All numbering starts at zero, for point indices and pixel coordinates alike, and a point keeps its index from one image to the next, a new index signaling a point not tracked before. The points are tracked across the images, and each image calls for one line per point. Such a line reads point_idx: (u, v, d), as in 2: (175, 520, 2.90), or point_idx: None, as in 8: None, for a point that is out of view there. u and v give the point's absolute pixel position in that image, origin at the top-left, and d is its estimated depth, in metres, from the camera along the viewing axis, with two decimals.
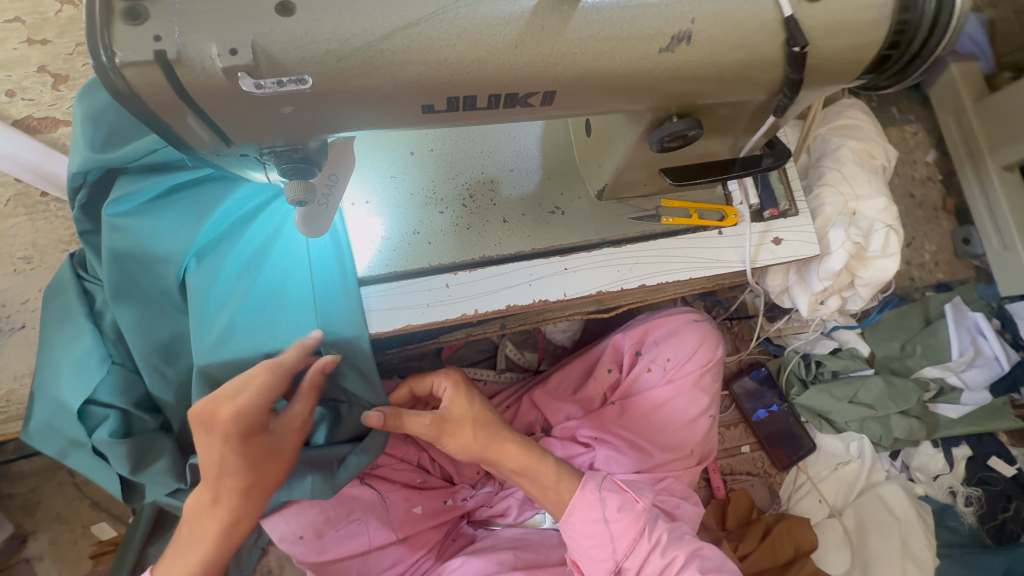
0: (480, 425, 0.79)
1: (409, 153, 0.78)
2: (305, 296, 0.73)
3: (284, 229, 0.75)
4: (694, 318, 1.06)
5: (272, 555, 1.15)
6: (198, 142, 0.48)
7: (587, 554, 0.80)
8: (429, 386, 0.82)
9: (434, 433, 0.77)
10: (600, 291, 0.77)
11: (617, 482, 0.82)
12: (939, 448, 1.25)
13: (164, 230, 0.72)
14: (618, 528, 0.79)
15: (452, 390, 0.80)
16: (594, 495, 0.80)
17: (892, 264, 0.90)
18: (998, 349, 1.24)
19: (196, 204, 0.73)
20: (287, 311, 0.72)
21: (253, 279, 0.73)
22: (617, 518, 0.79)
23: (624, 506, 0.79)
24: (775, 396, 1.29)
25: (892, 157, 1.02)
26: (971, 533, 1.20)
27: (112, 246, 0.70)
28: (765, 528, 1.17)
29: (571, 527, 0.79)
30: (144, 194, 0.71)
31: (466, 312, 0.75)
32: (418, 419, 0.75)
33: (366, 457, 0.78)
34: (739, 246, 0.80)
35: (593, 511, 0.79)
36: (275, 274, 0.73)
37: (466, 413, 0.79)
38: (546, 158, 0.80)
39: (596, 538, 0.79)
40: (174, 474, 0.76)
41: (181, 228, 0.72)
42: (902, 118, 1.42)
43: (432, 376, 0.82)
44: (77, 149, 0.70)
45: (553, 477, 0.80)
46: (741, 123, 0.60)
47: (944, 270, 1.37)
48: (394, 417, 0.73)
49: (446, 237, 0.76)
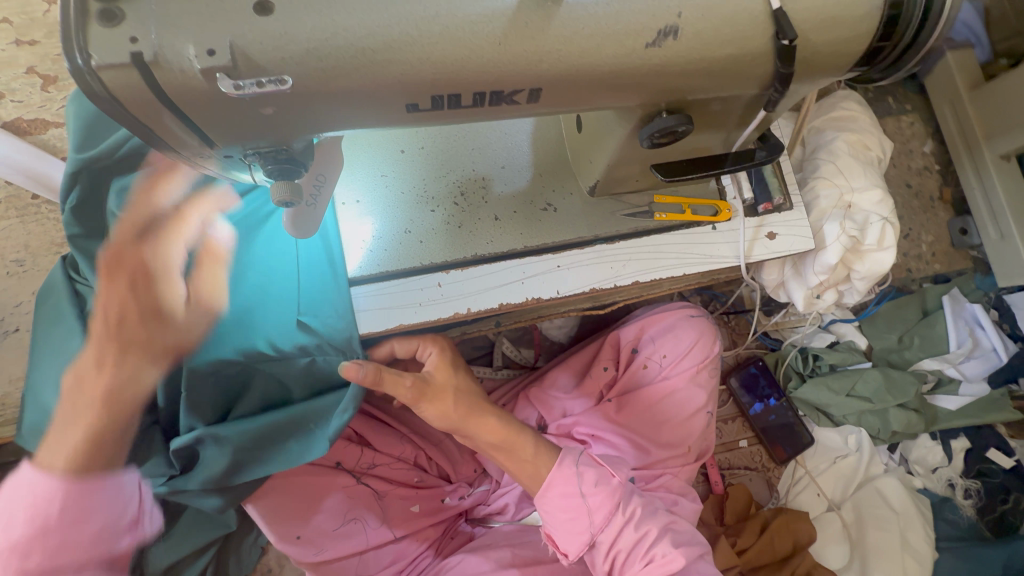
0: (462, 395, 0.76)
1: (400, 151, 0.77)
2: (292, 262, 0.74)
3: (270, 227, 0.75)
4: (691, 314, 1.05)
5: (272, 553, 1.16)
6: (180, 144, 0.47)
7: (562, 528, 0.78)
8: (413, 349, 0.78)
9: (412, 398, 0.72)
10: (593, 288, 0.77)
11: (594, 457, 0.81)
12: (937, 441, 1.25)
13: None
14: (595, 502, 0.77)
15: (438, 356, 0.77)
16: (571, 469, 0.78)
17: (888, 257, 0.89)
18: (996, 340, 1.24)
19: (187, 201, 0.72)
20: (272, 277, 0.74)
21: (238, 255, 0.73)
22: (593, 492, 0.78)
23: (600, 480, 0.78)
24: (773, 390, 1.28)
25: (887, 148, 1.01)
26: (971, 526, 1.20)
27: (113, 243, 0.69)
28: (763, 521, 1.17)
29: (547, 501, 0.77)
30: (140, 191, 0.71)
31: (458, 311, 0.74)
32: (399, 378, 0.70)
33: (345, 416, 0.73)
34: (732, 241, 0.79)
35: (570, 485, 0.77)
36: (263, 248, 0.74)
37: (448, 380, 0.76)
38: (537, 154, 0.79)
39: (572, 512, 0.77)
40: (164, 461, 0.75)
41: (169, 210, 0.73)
42: (899, 109, 1.41)
43: (419, 340, 0.78)
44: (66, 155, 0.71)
45: (530, 453, 0.79)
46: (732, 118, 0.59)
47: (941, 262, 1.36)
48: (375, 372, 0.67)
49: (437, 236, 0.75)
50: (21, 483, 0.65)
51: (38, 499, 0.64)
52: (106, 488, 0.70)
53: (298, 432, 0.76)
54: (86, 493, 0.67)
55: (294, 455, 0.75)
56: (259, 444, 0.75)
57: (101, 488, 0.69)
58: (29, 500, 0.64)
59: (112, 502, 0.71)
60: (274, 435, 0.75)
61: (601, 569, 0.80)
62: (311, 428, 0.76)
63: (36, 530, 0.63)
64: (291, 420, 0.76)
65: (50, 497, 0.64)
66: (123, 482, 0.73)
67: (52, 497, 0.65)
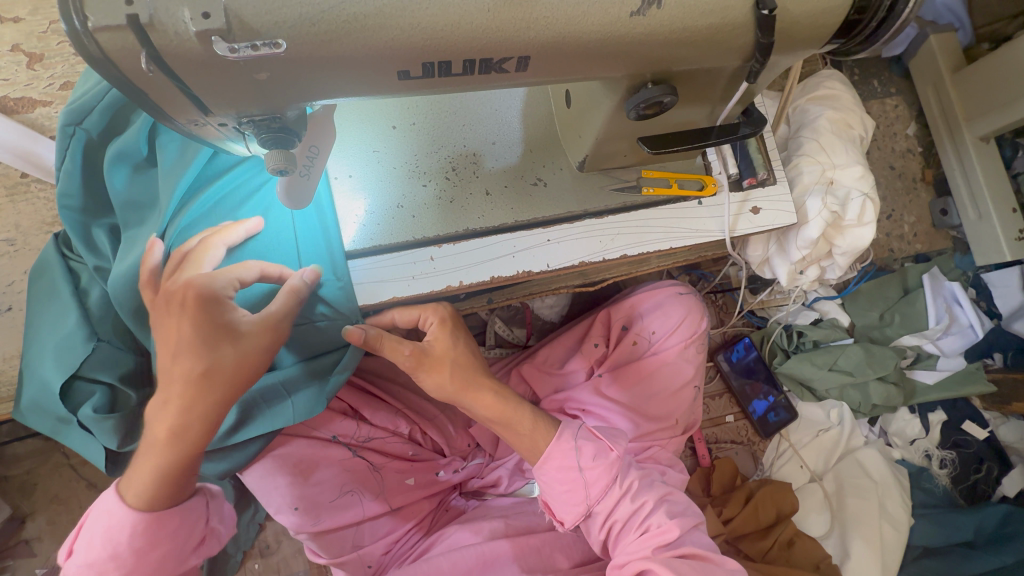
0: (460, 368, 0.76)
1: (392, 127, 0.78)
2: (286, 230, 0.75)
3: (262, 192, 0.76)
4: (680, 291, 1.08)
5: (270, 530, 1.19)
6: (175, 110, 0.49)
7: (559, 498, 0.80)
8: (414, 318, 0.75)
9: (411, 365, 0.73)
10: (583, 262, 0.78)
11: (592, 430, 0.83)
12: (915, 414, 1.30)
13: (155, 192, 0.75)
14: (592, 475, 0.80)
15: (438, 325, 0.75)
16: (570, 443, 0.80)
17: (868, 233, 0.92)
18: (973, 316, 1.26)
19: (176, 159, 0.74)
20: (269, 245, 0.74)
21: (230, 220, 0.74)
22: (591, 466, 0.80)
23: (598, 454, 0.80)
24: (770, 388, 1.31)
25: (869, 127, 1.04)
26: (945, 494, 1.26)
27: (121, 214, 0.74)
28: (748, 493, 1.20)
29: (544, 474, 0.79)
30: (133, 159, 0.75)
31: (451, 284, 0.76)
32: (399, 346, 0.72)
33: (347, 374, 0.77)
34: (718, 216, 0.81)
35: (568, 459, 0.79)
36: (252, 215, 0.74)
37: (448, 351, 0.75)
38: (528, 130, 0.80)
39: (569, 484, 0.79)
40: (117, 433, 0.76)
41: (160, 181, 0.74)
42: (883, 91, 1.43)
43: (419, 309, 0.76)
44: (67, 132, 0.75)
45: (529, 426, 0.80)
46: (716, 91, 0.61)
47: (923, 241, 1.40)
48: (377, 336, 0.70)
49: (429, 210, 0.77)
50: (103, 510, 0.68)
51: (111, 527, 0.67)
52: (173, 517, 0.69)
53: (293, 388, 0.77)
54: (151, 524, 0.67)
55: (282, 417, 0.77)
56: (247, 407, 0.76)
57: (166, 516, 0.69)
58: (106, 528, 0.67)
59: (178, 527, 0.69)
60: (274, 396, 0.76)
61: (597, 537, 0.84)
62: (307, 387, 0.77)
63: (112, 556, 0.66)
64: (287, 379, 0.76)
65: (124, 527, 0.67)
66: (192, 506, 0.71)
67: (120, 525, 0.67)
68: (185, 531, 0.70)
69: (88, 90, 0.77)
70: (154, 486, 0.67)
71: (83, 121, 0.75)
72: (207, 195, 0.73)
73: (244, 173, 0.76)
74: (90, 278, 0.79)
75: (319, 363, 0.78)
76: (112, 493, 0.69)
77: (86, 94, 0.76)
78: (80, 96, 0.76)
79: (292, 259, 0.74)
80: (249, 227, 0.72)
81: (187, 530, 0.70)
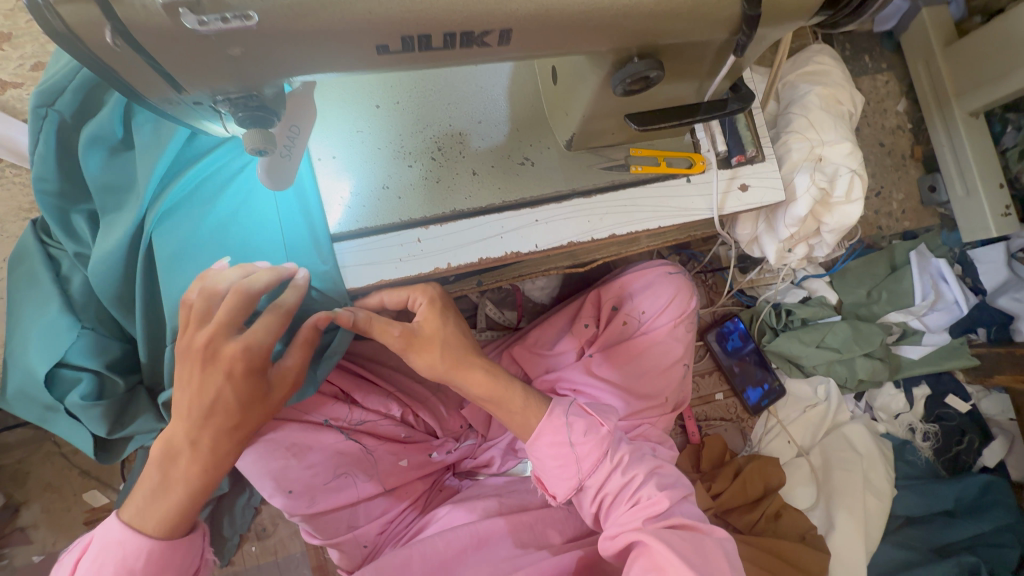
0: (450, 348, 0.76)
1: (376, 106, 0.77)
2: (269, 212, 0.74)
3: (242, 173, 0.74)
4: (669, 271, 1.08)
5: (265, 513, 1.20)
6: (147, 88, 0.48)
7: (552, 473, 0.81)
8: (404, 299, 0.76)
9: (400, 347, 0.73)
10: (571, 242, 0.78)
11: (583, 407, 0.83)
12: (900, 389, 1.33)
13: (131, 177, 0.74)
14: (584, 449, 0.80)
15: (427, 306, 0.75)
16: (561, 419, 0.81)
17: (855, 210, 0.92)
18: (958, 293, 1.29)
19: (152, 141, 0.72)
20: (253, 229, 0.73)
21: (212, 204, 0.72)
22: (582, 441, 0.80)
23: (589, 430, 0.81)
24: (765, 375, 1.32)
25: (858, 102, 1.03)
26: (928, 465, 1.29)
27: (100, 199, 0.73)
28: (737, 468, 1.23)
29: (536, 450, 0.80)
30: (109, 142, 0.73)
31: (438, 266, 0.75)
32: (388, 327, 0.72)
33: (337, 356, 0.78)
34: (706, 194, 0.81)
35: (559, 434, 0.80)
36: (234, 198, 0.73)
37: (437, 331, 0.75)
38: (514, 108, 0.79)
39: (561, 459, 0.80)
40: (105, 420, 0.77)
41: (138, 164, 0.72)
42: (874, 67, 1.42)
43: (409, 289, 0.76)
44: (39, 115, 0.72)
45: (520, 405, 0.80)
46: (703, 66, 0.60)
47: (911, 218, 1.40)
48: (366, 319, 0.71)
49: (415, 191, 0.76)
50: (108, 541, 0.67)
51: (124, 557, 0.66)
52: (183, 547, 0.70)
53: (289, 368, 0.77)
54: (165, 553, 0.68)
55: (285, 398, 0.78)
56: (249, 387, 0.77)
57: (178, 545, 0.69)
58: (119, 559, 0.66)
59: (186, 557, 0.70)
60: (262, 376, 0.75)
61: (588, 510, 0.85)
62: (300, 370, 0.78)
63: None
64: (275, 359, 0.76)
65: (136, 557, 0.66)
66: (199, 538, 0.73)
67: (134, 555, 0.66)
68: (189, 562, 0.71)
69: (59, 70, 0.74)
70: (177, 514, 0.68)
71: (53, 102, 0.73)
72: (185, 178, 0.72)
73: (223, 155, 0.73)
74: (72, 265, 0.77)
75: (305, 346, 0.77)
76: (118, 523, 0.68)
77: (58, 75, 0.74)
78: (51, 76, 0.73)
79: (275, 242, 0.73)
80: (283, 271, 0.69)
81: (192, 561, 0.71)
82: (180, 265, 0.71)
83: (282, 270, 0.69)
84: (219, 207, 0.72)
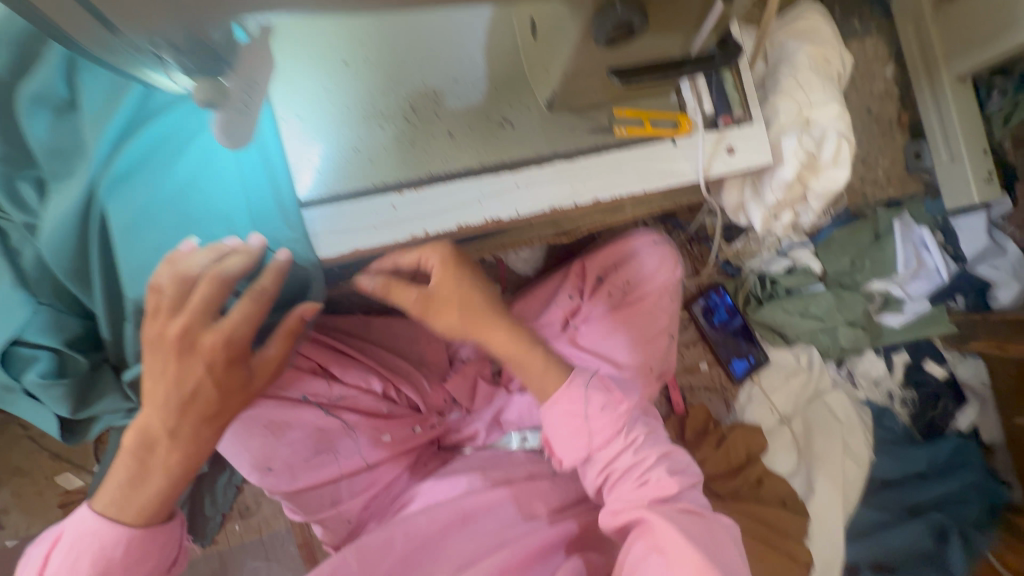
0: (466, 309, 0.74)
1: (342, 62, 0.72)
2: (232, 177, 0.69)
3: (201, 135, 0.69)
4: (655, 241, 1.07)
5: (248, 492, 1.18)
6: (80, 30, 0.45)
7: (563, 440, 0.80)
8: (416, 260, 0.73)
9: (419, 310, 0.73)
10: (554, 207, 0.75)
11: (605, 382, 0.80)
12: (880, 356, 1.33)
13: (77, 139, 0.68)
14: (599, 424, 0.79)
15: (441, 267, 0.72)
16: (579, 391, 0.78)
17: (842, 174, 0.90)
18: (939, 261, 1.30)
19: (101, 101, 0.66)
20: (216, 196, 0.69)
21: (169, 169, 0.68)
22: (598, 416, 0.79)
23: (607, 406, 0.79)
24: (751, 347, 1.32)
25: (847, 63, 1.00)
26: (904, 432, 1.31)
27: (47, 163, 0.67)
28: (721, 436, 1.24)
29: (549, 416, 0.79)
30: (52, 101, 0.67)
31: (414, 234, 0.72)
32: (405, 291, 0.72)
33: None
34: (692, 157, 0.78)
35: (575, 406, 0.78)
36: (194, 162, 0.68)
37: (453, 293, 0.73)
38: (492, 66, 0.75)
39: (574, 429, 0.79)
40: (66, 402, 0.75)
41: (86, 125, 0.67)
42: (863, 31, 1.39)
43: (419, 250, 0.73)
44: None
45: None
46: (690, 19, 0.57)
47: (895, 186, 1.39)
48: (384, 284, 0.71)
49: (388, 154, 0.72)
50: (83, 532, 0.66)
51: (101, 546, 0.66)
52: (161, 535, 0.69)
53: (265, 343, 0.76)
54: (143, 542, 0.67)
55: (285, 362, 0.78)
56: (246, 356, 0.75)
57: (156, 533, 0.68)
58: (96, 548, 0.65)
59: (165, 546, 0.69)
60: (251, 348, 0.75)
61: (592, 482, 0.84)
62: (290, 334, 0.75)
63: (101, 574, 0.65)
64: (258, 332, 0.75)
65: (113, 546, 0.66)
66: (178, 526, 0.71)
67: (111, 545, 0.66)
68: (169, 550, 0.70)
69: None
70: (155, 503, 0.67)
71: None
72: (140, 140, 0.67)
73: (180, 115, 0.68)
74: (22, 237, 0.70)
75: (274, 318, 0.75)
76: (91, 514, 0.67)
77: None
78: None
79: (239, 208, 0.69)
80: (253, 247, 0.65)
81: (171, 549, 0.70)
82: (139, 232, 0.67)
83: (252, 247, 0.65)
84: (176, 172, 0.68)
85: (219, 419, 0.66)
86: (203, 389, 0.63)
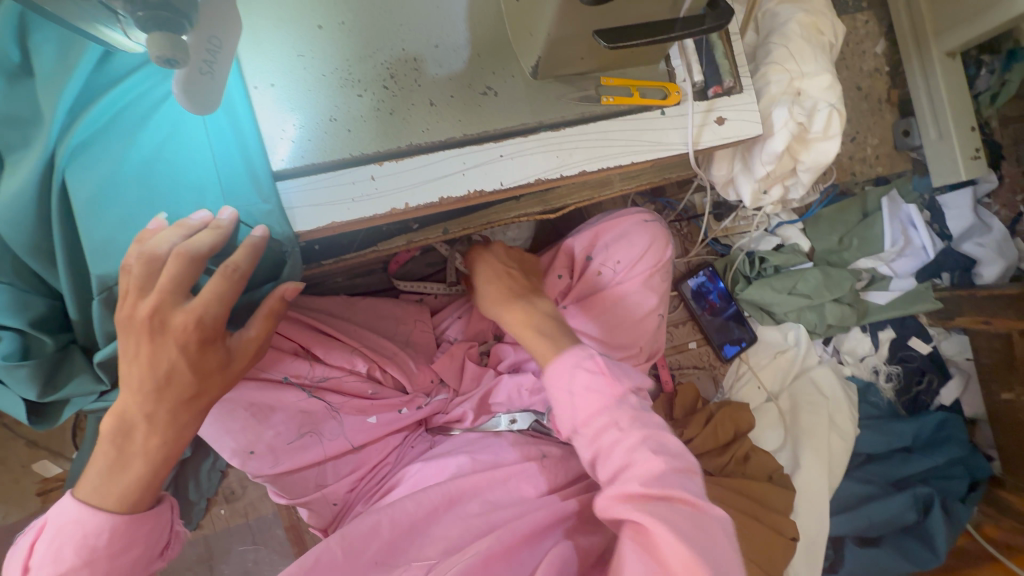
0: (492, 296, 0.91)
1: (317, 26, 0.69)
2: (201, 146, 0.66)
3: (167, 103, 0.65)
4: (645, 220, 1.05)
5: (233, 477, 1.17)
6: None
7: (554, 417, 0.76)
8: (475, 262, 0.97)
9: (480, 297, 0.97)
10: (540, 178, 0.73)
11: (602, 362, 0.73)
12: (867, 333, 1.35)
13: (33, 107, 0.64)
14: (583, 401, 0.72)
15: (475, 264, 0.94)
16: (568, 366, 0.74)
17: (832, 147, 0.89)
18: (926, 238, 1.31)
19: (55, 66, 0.62)
20: (183, 166, 0.65)
21: (133, 138, 0.64)
22: (583, 394, 0.72)
23: (592, 384, 0.72)
24: (743, 332, 1.33)
25: (840, 33, 0.98)
26: (889, 406, 1.33)
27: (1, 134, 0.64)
28: (709, 415, 1.24)
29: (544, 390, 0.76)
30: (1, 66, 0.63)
31: (396, 207, 0.69)
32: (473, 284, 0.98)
33: None
34: (681, 127, 0.76)
35: (561, 380, 0.74)
36: (160, 131, 0.65)
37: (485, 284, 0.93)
38: (474, 31, 0.72)
39: (561, 405, 0.74)
40: (33, 384, 0.72)
41: (40, 92, 0.63)
42: (854, 6, 1.37)
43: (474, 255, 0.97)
44: None
45: None
46: None
47: (883, 164, 1.37)
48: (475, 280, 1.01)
49: (367, 124, 0.69)
50: (65, 520, 0.63)
51: (85, 533, 0.63)
52: (147, 521, 0.66)
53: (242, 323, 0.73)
54: (127, 529, 0.64)
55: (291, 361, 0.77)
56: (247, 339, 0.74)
57: (142, 520, 0.66)
58: (79, 536, 0.63)
59: (151, 532, 0.67)
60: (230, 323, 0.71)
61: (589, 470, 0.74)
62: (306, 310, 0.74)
63: (85, 563, 0.63)
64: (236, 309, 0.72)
65: (96, 533, 0.63)
66: (165, 512, 0.69)
67: (95, 532, 0.63)
68: (156, 536, 0.68)
69: None
70: (135, 487, 0.64)
71: None
72: (99, 108, 0.63)
73: (141, 81, 0.65)
74: None
75: (248, 297, 0.72)
76: (73, 502, 0.64)
77: None
78: None
79: (210, 180, 0.66)
80: (224, 222, 0.62)
81: (158, 536, 0.68)
82: (104, 205, 0.63)
83: (222, 222, 0.62)
84: (140, 141, 0.64)
85: (193, 400, 0.63)
86: (173, 369, 0.61)
